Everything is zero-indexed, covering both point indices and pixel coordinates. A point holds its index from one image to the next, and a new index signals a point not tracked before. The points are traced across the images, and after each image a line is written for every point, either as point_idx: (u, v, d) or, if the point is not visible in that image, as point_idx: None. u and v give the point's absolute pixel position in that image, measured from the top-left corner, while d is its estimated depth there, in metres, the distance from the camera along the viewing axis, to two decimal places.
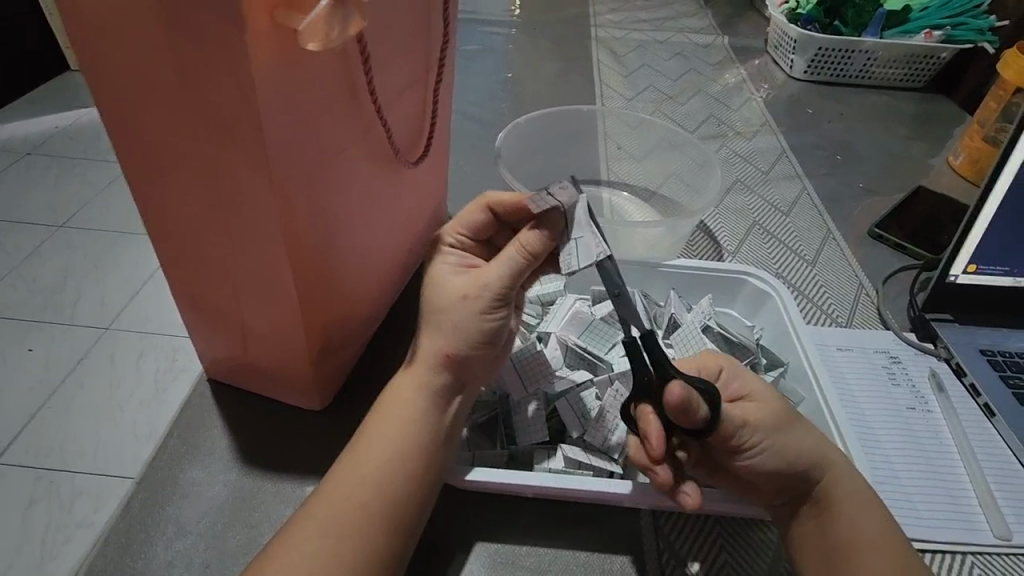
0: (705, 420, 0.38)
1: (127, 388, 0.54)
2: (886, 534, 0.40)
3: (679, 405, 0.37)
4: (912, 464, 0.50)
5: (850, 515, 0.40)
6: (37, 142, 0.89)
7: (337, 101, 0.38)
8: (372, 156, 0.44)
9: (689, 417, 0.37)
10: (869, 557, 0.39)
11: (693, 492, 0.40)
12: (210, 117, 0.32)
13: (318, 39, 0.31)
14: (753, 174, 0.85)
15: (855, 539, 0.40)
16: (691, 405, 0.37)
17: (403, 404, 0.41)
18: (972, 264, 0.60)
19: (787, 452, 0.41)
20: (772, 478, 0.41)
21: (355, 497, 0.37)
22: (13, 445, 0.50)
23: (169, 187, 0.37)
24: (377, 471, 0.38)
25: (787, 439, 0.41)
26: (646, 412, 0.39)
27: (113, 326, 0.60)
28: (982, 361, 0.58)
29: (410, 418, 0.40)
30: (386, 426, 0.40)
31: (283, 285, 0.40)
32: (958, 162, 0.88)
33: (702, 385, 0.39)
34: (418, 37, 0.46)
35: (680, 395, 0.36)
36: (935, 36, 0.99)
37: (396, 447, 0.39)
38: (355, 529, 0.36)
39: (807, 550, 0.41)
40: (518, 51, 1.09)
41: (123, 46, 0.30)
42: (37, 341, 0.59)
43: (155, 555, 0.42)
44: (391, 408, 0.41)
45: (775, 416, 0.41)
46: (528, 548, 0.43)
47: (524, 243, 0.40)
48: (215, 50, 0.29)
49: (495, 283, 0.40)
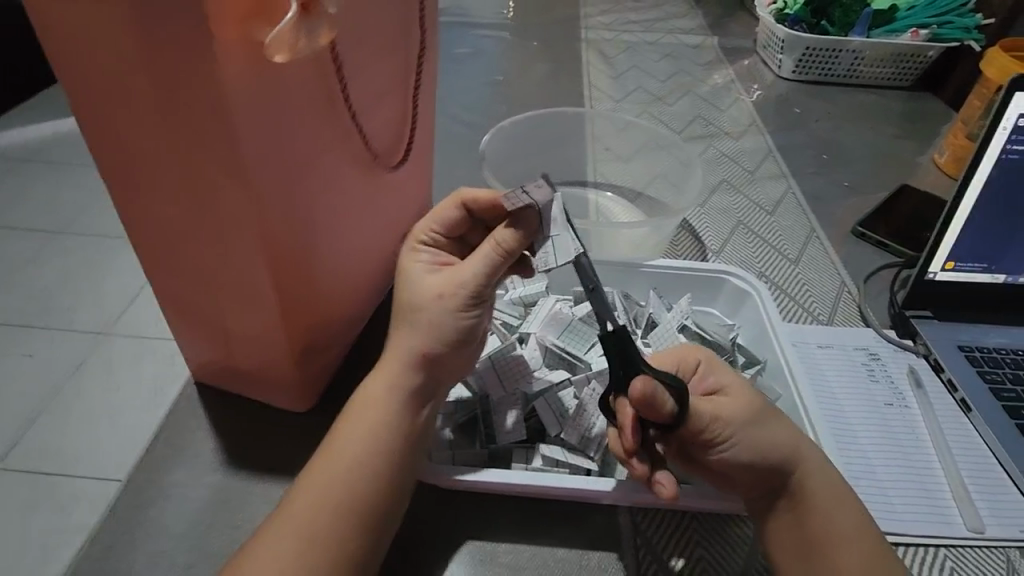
0: (674, 416, 0.38)
1: (127, 391, 0.55)
2: (858, 527, 0.41)
3: (643, 400, 0.37)
4: (889, 458, 0.51)
5: (826, 509, 0.41)
6: (32, 147, 0.90)
7: (312, 109, 0.39)
8: (350, 161, 0.45)
9: (656, 413, 0.38)
10: (843, 551, 0.40)
11: (667, 482, 0.40)
12: (184, 127, 0.33)
13: (286, 51, 0.32)
14: (739, 173, 0.86)
15: (828, 532, 0.40)
16: (656, 400, 0.37)
17: (376, 401, 0.41)
18: (951, 260, 0.61)
19: (760, 445, 0.41)
20: (746, 471, 0.42)
21: (328, 494, 0.38)
22: (12, 453, 0.50)
23: (148, 196, 0.38)
24: (348, 468, 0.39)
25: (759, 433, 0.41)
26: (622, 404, 0.40)
27: (111, 330, 0.61)
28: (959, 357, 0.59)
29: (383, 414, 0.41)
30: (358, 425, 0.41)
31: (262, 289, 0.41)
32: (942, 159, 0.89)
33: (673, 381, 0.39)
34: (395, 44, 0.47)
35: (642, 390, 0.37)
36: (921, 35, 1.00)
37: (365, 443, 0.40)
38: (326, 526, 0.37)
39: (782, 543, 0.41)
40: (509, 53, 1.10)
41: (97, 59, 0.31)
42: (37, 347, 0.59)
43: (139, 556, 0.43)
44: (363, 407, 0.41)
45: (747, 411, 0.42)
46: (507, 546, 0.44)
47: (499, 240, 0.41)
48: (185, 62, 0.30)
49: (469, 280, 0.42)
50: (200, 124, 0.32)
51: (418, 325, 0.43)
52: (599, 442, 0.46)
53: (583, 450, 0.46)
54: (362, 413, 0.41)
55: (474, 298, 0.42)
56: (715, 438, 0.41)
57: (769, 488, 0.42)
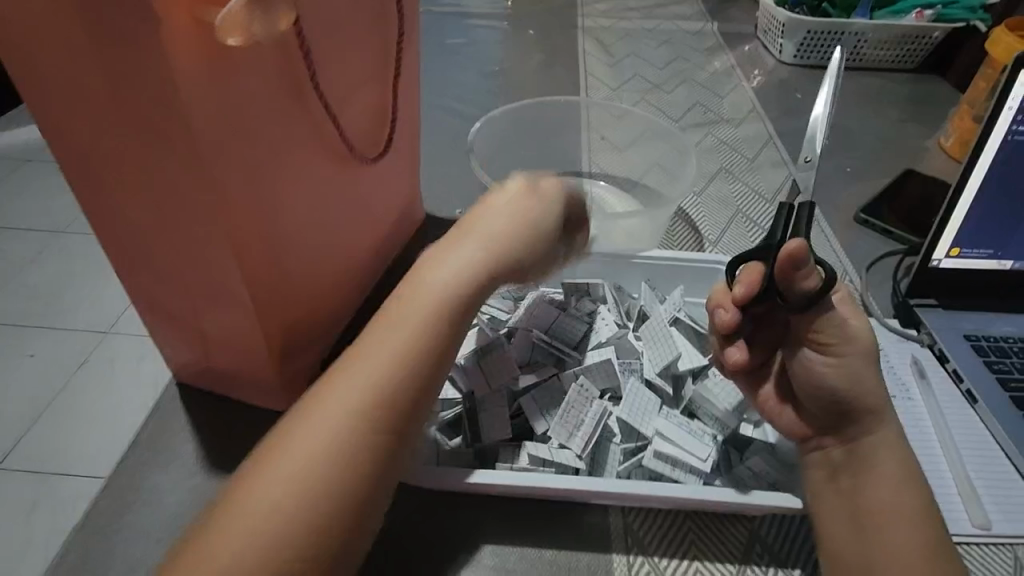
0: (811, 292, 0.39)
1: (123, 391, 0.54)
2: (922, 501, 0.40)
3: (792, 265, 0.38)
4: (921, 436, 0.51)
5: (894, 480, 0.40)
6: (21, 146, 0.89)
7: (278, 97, 0.37)
8: (324, 152, 0.44)
9: (796, 281, 0.39)
10: (903, 525, 0.39)
11: (737, 352, 0.46)
12: (138, 117, 0.31)
13: (239, 33, 0.30)
14: (739, 161, 0.84)
15: (889, 507, 0.39)
16: (802, 272, 0.38)
17: (404, 326, 0.34)
18: (955, 247, 0.59)
19: (856, 381, 0.41)
20: (825, 404, 0.43)
21: (333, 437, 0.31)
22: (16, 449, 0.50)
23: (109, 190, 0.36)
24: (361, 400, 0.31)
25: (865, 371, 0.41)
26: (755, 265, 0.43)
27: (114, 329, 0.60)
28: (964, 346, 0.57)
29: (414, 349, 0.33)
30: (367, 368, 0.32)
31: (233, 287, 0.40)
32: (948, 143, 0.86)
33: (826, 268, 0.40)
34: (370, 29, 0.46)
35: (799, 255, 0.37)
36: (927, 15, 0.97)
37: (358, 412, 0.31)
38: (326, 476, 0.30)
39: (829, 504, 0.41)
40: (504, 43, 1.08)
41: (40, 46, 0.30)
42: (37, 347, 0.59)
43: (116, 562, 0.42)
44: (378, 340, 0.34)
45: (865, 350, 0.41)
46: (493, 548, 0.43)
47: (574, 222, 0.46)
48: (131, 47, 0.28)
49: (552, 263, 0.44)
50: (152, 115, 0.31)
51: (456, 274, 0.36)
52: (587, 440, 0.44)
53: (569, 447, 0.44)
54: (378, 348, 0.33)
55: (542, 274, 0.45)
56: (820, 344, 0.42)
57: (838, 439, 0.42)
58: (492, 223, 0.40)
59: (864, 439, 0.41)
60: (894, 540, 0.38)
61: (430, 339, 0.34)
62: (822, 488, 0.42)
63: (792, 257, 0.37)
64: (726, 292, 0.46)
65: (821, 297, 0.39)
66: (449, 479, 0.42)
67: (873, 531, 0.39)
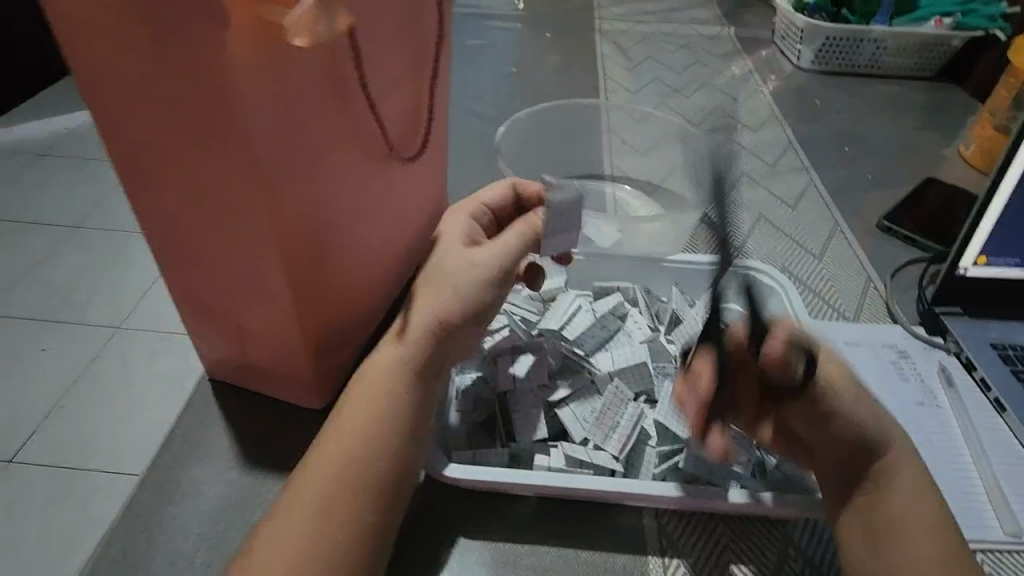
0: (779, 369, 0.43)
1: (140, 387, 0.54)
2: (934, 512, 0.39)
3: (780, 361, 0.43)
4: (939, 453, 0.51)
5: (907, 500, 0.39)
6: (44, 142, 0.89)
7: (327, 97, 0.38)
8: (367, 153, 0.45)
9: (785, 373, 0.43)
10: (921, 544, 0.38)
11: (719, 440, 0.44)
12: (200, 117, 0.32)
13: (305, 34, 0.32)
14: (760, 167, 0.84)
15: (908, 519, 0.38)
16: (790, 365, 0.43)
17: (377, 375, 0.41)
18: (983, 255, 0.59)
19: (859, 424, 0.41)
20: (834, 444, 0.42)
21: (326, 482, 0.37)
22: (28, 445, 0.50)
23: (165, 191, 0.37)
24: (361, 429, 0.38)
25: (858, 408, 0.42)
26: (703, 353, 0.45)
27: (126, 325, 0.60)
28: (992, 355, 0.57)
29: (388, 392, 0.40)
30: (362, 402, 0.39)
31: (279, 287, 0.40)
32: (969, 152, 0.86)
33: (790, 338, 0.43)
34: (411, 32, 0.47)
35: (782, 350, 0.42)
36: (946, 24, 0.97)
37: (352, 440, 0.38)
38: (330, 505, 0.36)
39: (851, 529, 0.40)
40: (522, 45, 1.08)
41: (108, 46, 0.31)
42: (53, 341, 0.59)
43: (157, 555, 0.42)
44: (367, 380, 0.41)
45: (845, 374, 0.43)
46: (529, 547, 0.43)
47: (533, 225, 0.45)
48: (197, 46, 0.29)
49: (502, 259, 0.44)
50: (206, 110, 0.32)
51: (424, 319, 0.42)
52: (623, 443, 0.45)
53: (606, 449, 0.45)
54: (356, 410, 0.39)
55: (504, 274, 0.44)
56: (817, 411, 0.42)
57: (852, 467, 0.41)
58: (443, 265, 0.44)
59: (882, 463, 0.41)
60: (913, 553, 0.37)
61: (399, 381, 0.40)
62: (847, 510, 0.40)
63: (773, 354, 0.42)
64: (683, 385, 0.46)
65: (810, 379, 0.43)
66: (486, 477, 0.43)
67: (893, 543, 0.38)
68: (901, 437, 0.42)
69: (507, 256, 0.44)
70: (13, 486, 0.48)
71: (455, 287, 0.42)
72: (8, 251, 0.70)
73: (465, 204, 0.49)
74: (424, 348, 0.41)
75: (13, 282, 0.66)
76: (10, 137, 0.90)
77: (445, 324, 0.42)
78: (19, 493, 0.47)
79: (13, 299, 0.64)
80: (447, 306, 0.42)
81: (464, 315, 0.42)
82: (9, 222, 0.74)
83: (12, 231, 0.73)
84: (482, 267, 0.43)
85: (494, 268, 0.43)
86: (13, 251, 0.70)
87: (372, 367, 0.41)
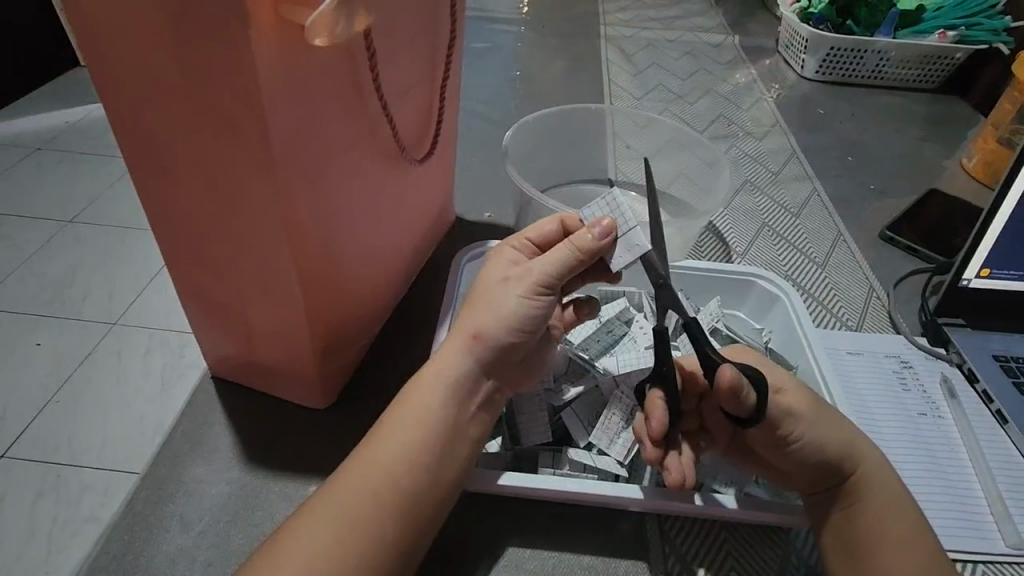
0: (752, 407, 0.38)
1: (135, 384, 0.54)
2: (920, 534, 0.40)
3: (730, 390, 0.37)
4: (930, 469, 0.50)
5: (888, 515, 0.40)
6: (46, 137, 0.89)
7: (343, 98, 0.38)
8: (376, 152, 0.45)
9: (737, 406, 0.38)
10: (898, 556, 0.39)
11: (677, 472, 0.41)
12: (219, 116, 0.32)
13: (325, 35, 0.31)
14: (764, 175, 0.84)
15: (887, 534, 0.39)
16: (743, 394, 0.37)
17: (419, 396, 0.40)
18: (986, 268, 0.59)
19: (821, 446, 0.40)
20: (803, 469, 0.41)
21: (354, 493, 0.37)
22: (21, 440, 0.50)
23: (178, 187, 0.37)
24: (397, 444, 0.38)
25: (827, 431, 0.40)
26: (654, 396, 0.42)
27: (121, 321, 0.60)
28: (994, 367, 0.57)
29: (422, 410, 0.39)
30: (400, 417, 0.39)
31: (286, 286, 0.40)
32: (972, 164, 0.86)
33: (750, 370, 0.39)
34: (424, 35, 0.47)
35: (732, 381, 0.37)
36: (949, 36, 0.97)
37: (387, 456, 0.38)
38: (367, 516, 0.36)
39: (838, 543, 0.40)
40: (527, 49, 1.08)
41: (129, 44, 0.31)
42: (46, 335, 0.59)
43: (158, 552, 0.42)
44: (403, 400, 0.40)
45: (813, 407, 0.41)
46: (531, 551, 0.43)
47: (582, 247, 0.40)
48: (219, 50, 0.29)
49: (541, 274, 0.40)
50: (225, 110, 0.32)
51: (461, 345, 0.40)
52: (628, 448, 0.45)
53: (609, 454, 0.45)
54: (387, 427, 0.39)
55: (545, 287, 0.40)
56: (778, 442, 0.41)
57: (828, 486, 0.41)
58: (486, 298, 0.41)
59: (869, 478, 0.41)
60: (890, 568, 0.38)
61: (440, 400, 0.40)
62: (832, 523, 0.40)
63: (722, 380, 0.37)
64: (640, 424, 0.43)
65: (761, 404, 0.38)
66: (508, 483, 0.43)
67: (875, 561, 0.38)
68: (877, 455, 0.42)
69: (546, 273, 0.40)
70: (9, 481, 0.47)
71: (492, 302, 0.41)
72: (7, 245, 0.70)
73: (511, 241, 0.46)
74: (464, 364, 0.40)
75: (14, 277, 0.65)
76: (11, 131, 0.90)
77: (479, 339, 0.40)
78: (16, 488, 0.47)
79: (15, 293, 0.63)
80: (480, 321, 0.40)
81: (501, 331, 0.40)
82: (9, 215, 0.74)
83: (10, 224, 0.73)
84: (519, 280, 0.41)
85: (529, 280, 0.40)
86: (11, 245, 0.70)
87: (412, 387, 0.41)
